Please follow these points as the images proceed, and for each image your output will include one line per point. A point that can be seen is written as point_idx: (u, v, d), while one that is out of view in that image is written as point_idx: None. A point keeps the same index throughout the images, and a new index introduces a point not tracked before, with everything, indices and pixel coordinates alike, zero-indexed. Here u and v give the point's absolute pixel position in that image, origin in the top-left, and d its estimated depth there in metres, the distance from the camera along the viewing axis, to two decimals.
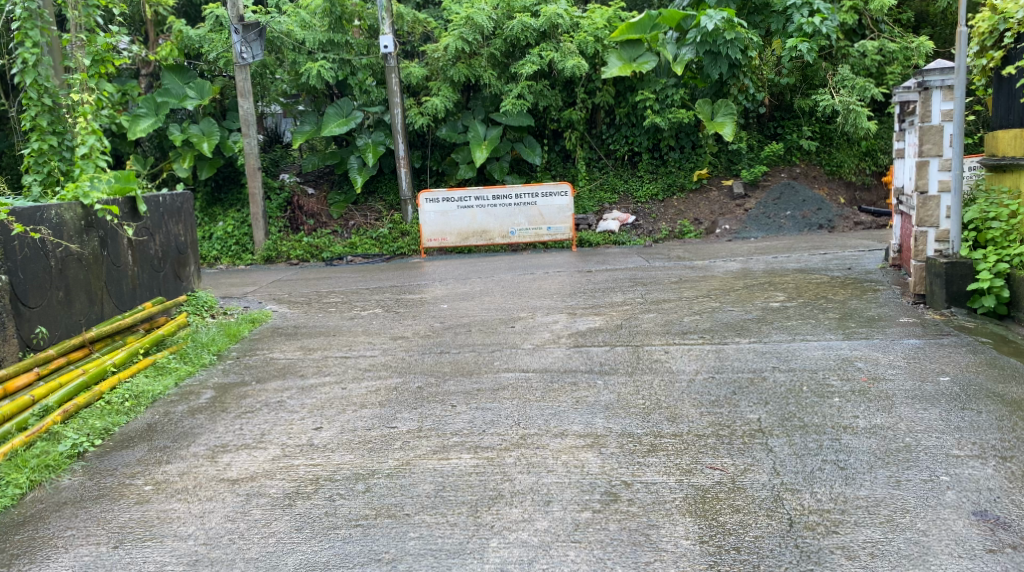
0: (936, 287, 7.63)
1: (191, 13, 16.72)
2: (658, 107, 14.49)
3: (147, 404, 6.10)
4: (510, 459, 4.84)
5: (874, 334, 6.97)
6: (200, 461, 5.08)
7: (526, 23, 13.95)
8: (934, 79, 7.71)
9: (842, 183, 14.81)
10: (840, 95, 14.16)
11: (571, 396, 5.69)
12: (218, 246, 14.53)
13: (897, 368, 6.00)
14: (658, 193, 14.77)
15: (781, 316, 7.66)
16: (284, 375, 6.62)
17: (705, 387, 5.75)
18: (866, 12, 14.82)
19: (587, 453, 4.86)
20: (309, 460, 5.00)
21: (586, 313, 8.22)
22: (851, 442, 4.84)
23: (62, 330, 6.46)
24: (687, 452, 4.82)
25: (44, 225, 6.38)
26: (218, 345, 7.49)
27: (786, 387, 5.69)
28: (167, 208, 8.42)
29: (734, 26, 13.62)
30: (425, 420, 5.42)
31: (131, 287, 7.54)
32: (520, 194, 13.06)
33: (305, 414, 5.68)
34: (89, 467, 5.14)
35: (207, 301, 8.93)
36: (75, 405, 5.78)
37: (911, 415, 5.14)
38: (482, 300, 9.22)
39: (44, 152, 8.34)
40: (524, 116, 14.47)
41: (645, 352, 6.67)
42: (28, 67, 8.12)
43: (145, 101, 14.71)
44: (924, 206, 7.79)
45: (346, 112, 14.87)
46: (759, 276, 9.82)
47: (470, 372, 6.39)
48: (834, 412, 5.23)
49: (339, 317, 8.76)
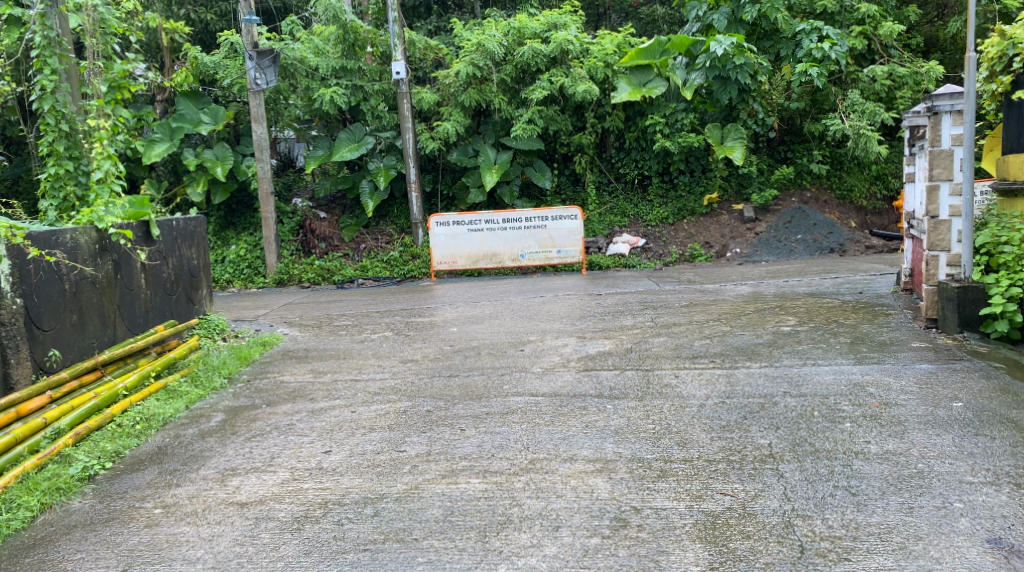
0: (948, 311, 7.59)
1: (206, 39, 16.87)
2: (668, 131, 14.58)
3: (158, 427, 6.11)
4: (520, 484, 4.82)
5: (886, 358, 6.94)
6: (209, 484, 5.08)
7: (537, 49, 14.03)
8: (944, 104, 7.76)
9: (853, 207, 14.91)
10: (851, 119, 14.16)
11: (581, 420, 5.68)
12: (231, 269, 14.63)
13: (909, 394, 5.96)
14: (668, 217, 14.81)
15: (792, 341, 7.64)
16: (295, 399, 6.62)
17: (716, 412, 5.73)
18: (875, 36, 14.85)
19: (597, 478, 4.84)
20: (319, 484, 4.99)
21: (596, 337, 8.21)
22: (862, 468, 4.80)
23: (75, 354, 6.49)
24: (698, 478, 4.79)
25: (59, 249, 6.45)
26: (230, 368, 7.50)
27: (797, 412, 5.66)
28: (180, 232, 8.48)
29: (744, 51, 13.61)
30: (435, 444, 5.41)
31: (144, 310, 7.59)
32: (530, 218, 13.09)
33: (314, 437, 5.68)
34: (100, 490, 5.14)
35: (219, 324, 8.96)
36: (86, 428, 5.79)
37: (923, 441, 5.10)
38: (492, 324, 9.21)
39: (60, 177, 8.41)
40: (535, 140, 14.53)
41: (655, 376, 6.66)
42: (46, 94, 8.29)
43: (159, 126, 14.84)
44: (935, 231, 7.79)
45: (358, 137, 14.98)
46: (769, 300, 9.79)
47: (480, 395, 6.38)
48: (845, 437, 5.20)
49: (350, 340, 8.78)
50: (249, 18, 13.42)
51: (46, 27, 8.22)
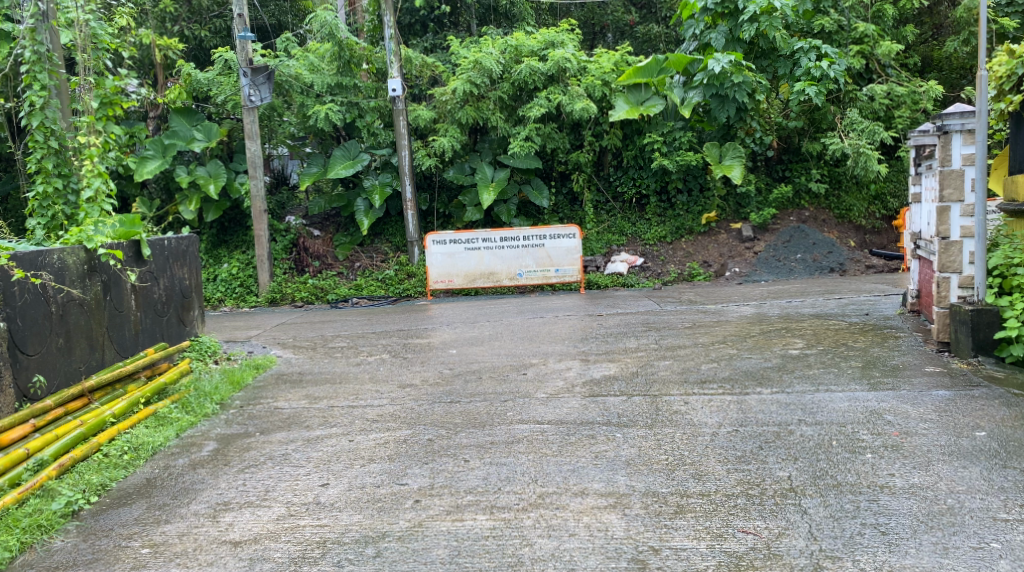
0: (962, 335, 7.38)
1: (200, 56, 16.58)
2: (666, 150, 14.45)
3: (146, 457, 5.85)
4: (529, 522, 4.57)
5: (901, 384, 6.72)
6: (201, 520, 4.81)
7: (534, 67, 13.81)
8: (954, 123, 7.54)
9: (851, 226, 14.83)
10: (850, 137, 14.00)
11: (590, 450, 5.44)
12: (223, 288, 14.37)
13: (929, 423, 5.73)
14: (666, 235, 14.72)
15: (802, 365, 7.43)
16: (290, 427, 6.37)
17: (730, 441, 5.50)
18: (873, 56, 14.81)
19: (611, 515, 4.59)
20: (316, 520, 4.73)
21: (600, 359, 8.00)
22: (889, 503, 4.57)
23: (61, 378, 6.26)
24: (717, 515, 4.55)
25: (46, 270, 6.22)
26: (222, 394, 7.24)
27: (815, 441, 5.44)
28: (172, 252, 8.24)
29: (742, 69, 13.42)
30: (437, 477, 5.16)
31: (134, 332, 7.36)
32: (528, 236, 12.84)
33: (311, 469, 5.43)
34: (84, 527, 4.87)
35: (211, 345, 8.75)
36: (71, 459, 5.54)
37: (950, 474, 4.88)
38: (492, 346, 8.98)
39: (49, 195, 8.32)
40: (533, 158, 14.41)
41: (664, 403, 6.42)
42: (36, 110, 8.19)
43: (152, 143, 14.67)
44: (946, 252, 7.57)
45: (353, 154, 14.81)
46: (775, 322, 9.57)
47: (483, 423, 6.14)
48: (868, 469, 4.98)
49: (346, 363, 8.54)
50: (244, 35, 13.23)
51: (36, 42, 8.15)
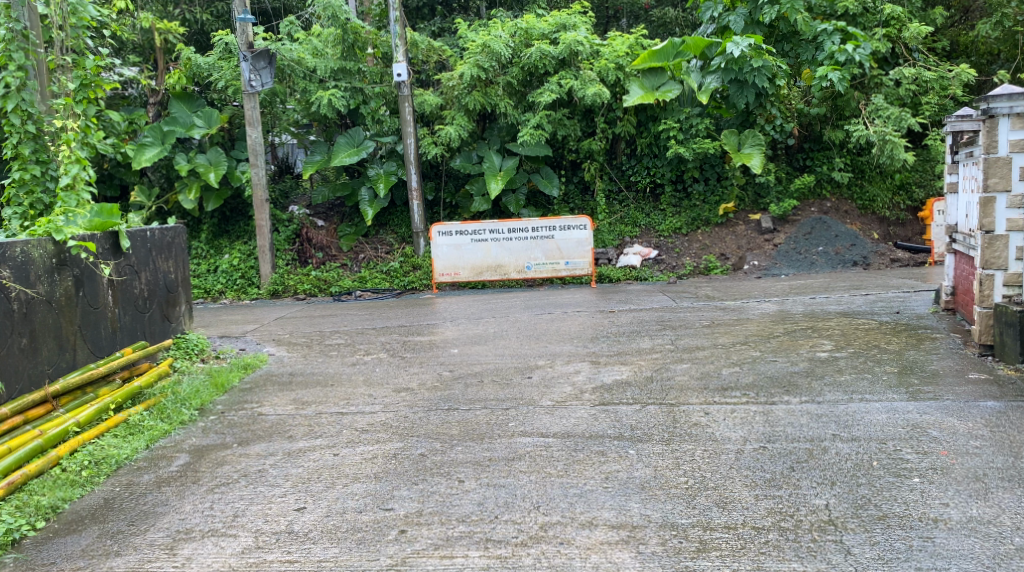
0: (1008, 338, 6.73)
1: (202, 40, 16.01)
2: (681, 137, 13.73)
3: (107, 473, 5.30)
4: (529, 560, 4.00)
5: (943, 394, 6.06)
6: (155, 553, 4.26)
7: (544, 51, 13.17)
8: (1002, 106, 6.72)
9: (875, 217, 14.12)
10: (875, 125, 13.26)
11: (599, 470, 4.85)
12: (223, 279, 13.83)
13: (981, 440, 5.11)
14: (681, 227, 14.07)
15: (833, 369, 6.79)
16: (270, 437, 5.79)
17: (758, 461, 4.89)
18: (900, 39, 14.05)
19: (622, 552, 4.02)
20: (287, 554, 4.18)
21: (611, 362, 7.39)
22: (946, 542, 3.98)
23: (23, 384, 5.72)
24: (745, 554, 3.98)
25: (5, 266, 5.65)
26: (203, 397, 6.68)
27: (852, 461, 4.83)
28: (156, 243, 7.67)
29: (761, 53, 12.76)
30: (427, 501, 4.57)
31: (111, 330, 6.81)
32: (537, 228, 12.25)
33: (287, 489, 4.85)
34: (24, 560, 4.32)
35: (198, 343, 8.19)
36: (22, 476, 5.00)
37: (1013, 505, 4.27)
38: (497, 345, 8.38)
39: (26, 182, 7.75)
40: (541, 146, 13.71)
41: (682, 413, 5.81)
42: (12, 91, 7.53)
43: (150, 129, 14.03)
44: (989, 247, 6.93)
45: (357, 142, 14.19)
46: (800, 321, 8.92)
47: (481, 435, 5.55)
48: (917, 497, 4.36)
49: (340, 363, 7.96)
50: (243, 18, 12.61)
51: (11, 19, 7.54)
